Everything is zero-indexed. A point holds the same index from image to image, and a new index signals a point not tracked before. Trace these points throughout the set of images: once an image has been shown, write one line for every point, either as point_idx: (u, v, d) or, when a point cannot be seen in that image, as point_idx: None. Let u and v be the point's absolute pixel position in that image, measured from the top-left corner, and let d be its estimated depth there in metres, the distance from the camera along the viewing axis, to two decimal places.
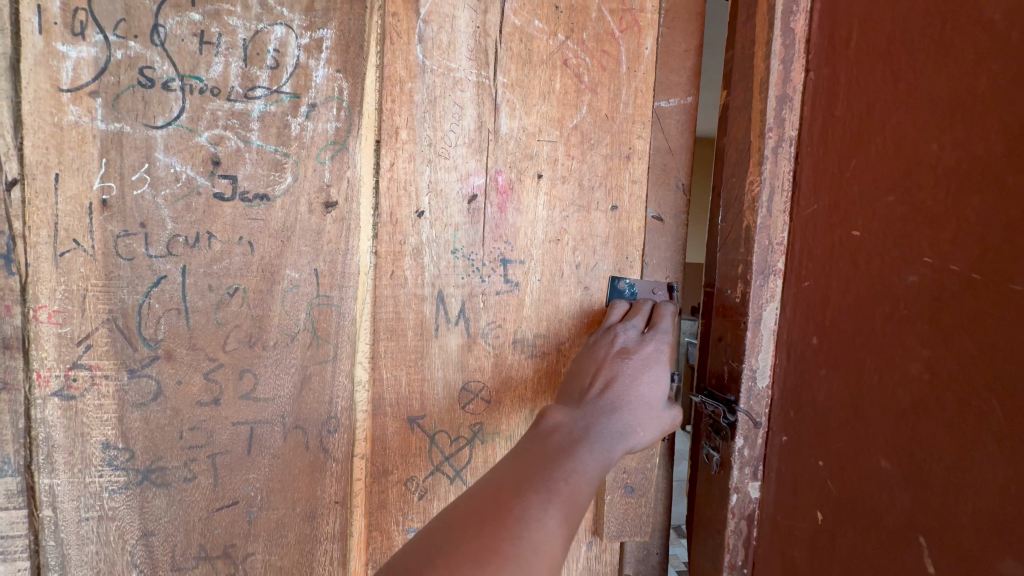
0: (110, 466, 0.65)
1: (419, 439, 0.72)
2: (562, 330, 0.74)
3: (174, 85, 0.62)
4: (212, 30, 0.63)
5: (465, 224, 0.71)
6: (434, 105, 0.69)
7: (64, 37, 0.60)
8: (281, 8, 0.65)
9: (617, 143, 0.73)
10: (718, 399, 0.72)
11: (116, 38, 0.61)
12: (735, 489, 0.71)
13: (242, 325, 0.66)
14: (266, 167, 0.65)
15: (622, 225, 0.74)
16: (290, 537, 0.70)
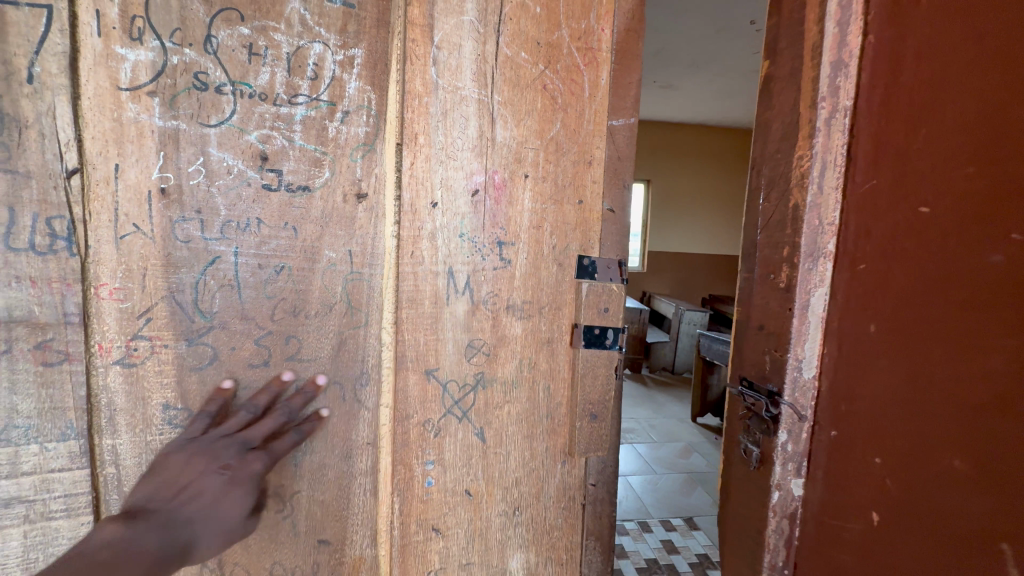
0: (170, 424, 0.75)
1: (434, 388, 0.81)
2: (543, 294, 0.84)
3: (226, 89, 0.71)
4: (259, 43, 0.71)
5: (470, 214, 0.80)
6: (445, 116, 0.78)
7: (123, 41, 0.68)
8: (318, 27, 0.73)
9: (583, 153, 0.84)
10: (760, 391, 0.76)
11: (172, 45, 0.69)
12: (776, 486, 0.75)
13: (287, 297, 0.75)
14: (308, 162, 0.74)
15: (584, 217, 0.85)
16: (330, 475, 0.80)
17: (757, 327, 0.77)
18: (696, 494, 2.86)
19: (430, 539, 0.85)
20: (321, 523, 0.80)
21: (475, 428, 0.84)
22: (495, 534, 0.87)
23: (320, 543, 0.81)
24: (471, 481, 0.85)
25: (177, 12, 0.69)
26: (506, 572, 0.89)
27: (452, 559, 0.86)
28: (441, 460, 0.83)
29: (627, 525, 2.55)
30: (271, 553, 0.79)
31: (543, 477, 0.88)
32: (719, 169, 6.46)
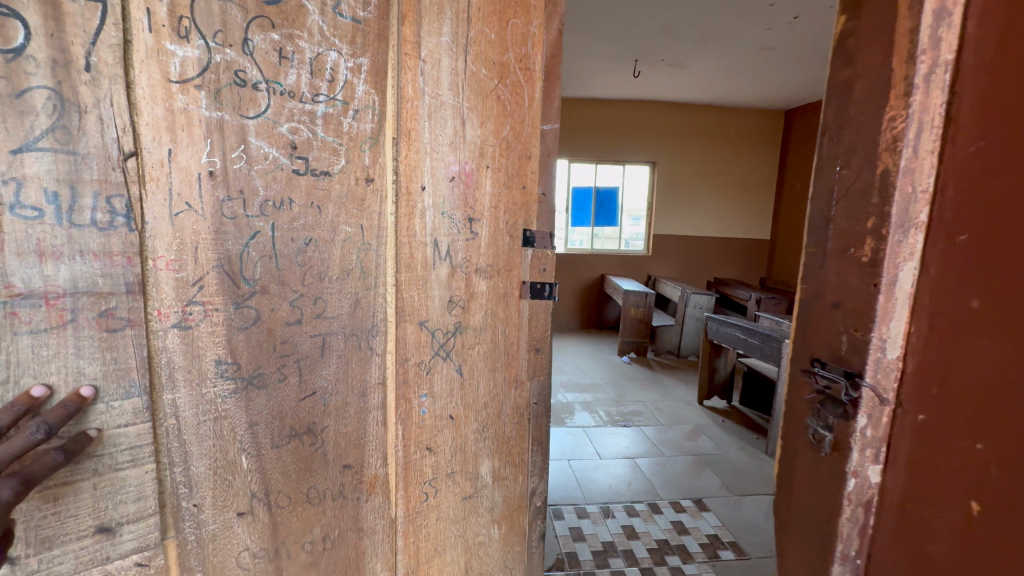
0: (222, 377, 0.79)
1: (424, 335, 0.99)
2: (500, 258, 1.07)
3: (261, 86, 0.77)
4: (287, 48, 0.78)
5: (448, 196, 0.98)
6: (432, 117, 0.94)
7: (172, 38, 0.70)
8: (333, 37, 0.82)
9: (522, 149, 1.08)
10: (833, 369, 0.79)
11: (215, 44, 0.73)
12: (853, 473, 0.78)
13: (313, 266, 0.85)
14: (327, 151, 0.83)
15: (526, 199, 1.10)
16: (351, 411, 0.93)
17: (832, 306, 0.80)
18: (703, 476, 3.10)
19: (425, 456, 1.03)
20: (344, 450, 0.93)
21: (455, 364, 1.05)
22: (472, 447, 1.10)
23: (345, 467, 0.94)
24: (455, 407, 1.06)
25: (218, 14, 0.72)
26: (479, 475, 1.12)
27: (443, 470, 1.07)
28: (432, 393, 1.02)
29: (638, 507, 2.74)
30: (307, 479, 0.89)
31: (502, 398, 1.13)
32: (720, 151, 6.88)
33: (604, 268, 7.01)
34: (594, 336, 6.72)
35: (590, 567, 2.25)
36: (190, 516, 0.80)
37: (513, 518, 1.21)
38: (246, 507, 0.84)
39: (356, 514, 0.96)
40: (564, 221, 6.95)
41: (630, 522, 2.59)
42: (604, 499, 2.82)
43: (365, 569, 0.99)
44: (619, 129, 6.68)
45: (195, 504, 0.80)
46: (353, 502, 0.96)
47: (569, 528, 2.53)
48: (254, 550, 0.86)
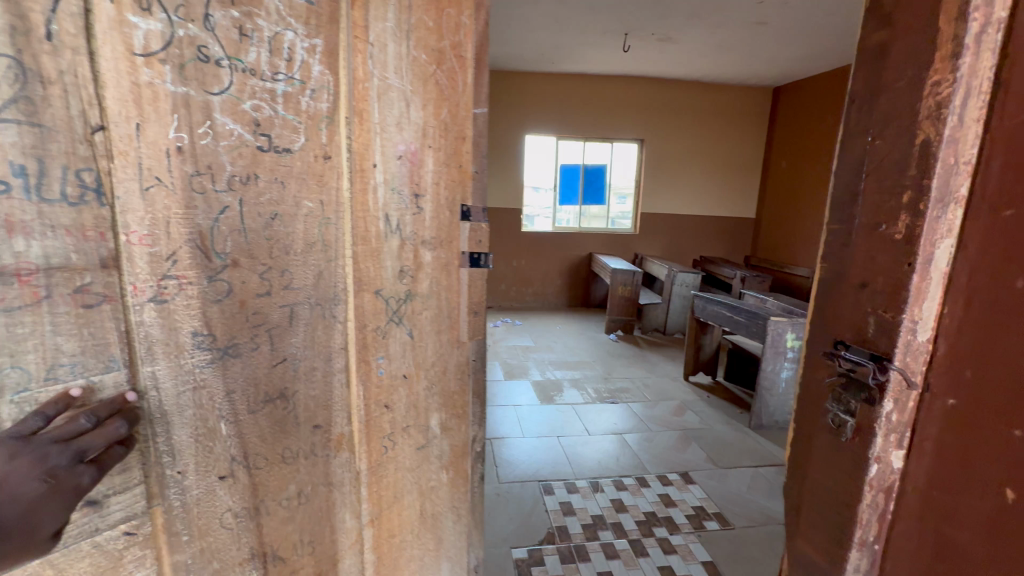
0: (199, 348, 0.74)
1: (377, 303, 0.98)
2: (438, 230, 1.04)
3: (224, 63, 0.72)
4: (247, 26, 0.73)
5: (394, 174, 0.96)
6: (380, 99, 0.92)
7: (134, 9, 0.63)
8: (289, 17, 0.78)
9: (453, 130, 1.03)
10: (858, 351, 0.89)
11: (178, 18, 0.67)
12: (875, 459, 0.88)
13: (276, 238, 0.80)
14: (287, 129, 0.80)
15: (459, 178, 1.05)
16: (317, 380, 0.90)
17: (859, 285, 0.89)
18: (690, 450, 3.42)
19: (383, 413, 1.03)
20: (314, 411, 0.90)
21: (406, 329, 1.04)
22: (423, 402, 1.09)
23: (315, 427, 0.91)
24: (408, 366, 1.06)
25: None
26: (428, 427, 1.12)
27: (399, 425, 1.06)
28: (388, 354, 1.02)
29: (627, 481, 3.00)
30: (282, 440, 0.86)
31: (445, 357, 1.11)
32: (703, 129, 6.93)
33: (590, 247, 7.14)
34: (581, 315, 6.94)
35: (581, 539, 2.45)
36: (176, 484, 0.74)
37: (458, 462, 1.20)
38: (227, 471, 0.79)
39: (325, 471, 0.94)
40: (552, 199, 7.03)
41: (619, 496, 2.83)
42: (593, 474, 3.07)
43: (336, 521, 0.98)
44: (601, 105, 6.69)
45: (180, 471, 0.74)
46: (322, 460, 0.93)
47: (559, 503, 2.75)
48: (236, 510, 0.81)
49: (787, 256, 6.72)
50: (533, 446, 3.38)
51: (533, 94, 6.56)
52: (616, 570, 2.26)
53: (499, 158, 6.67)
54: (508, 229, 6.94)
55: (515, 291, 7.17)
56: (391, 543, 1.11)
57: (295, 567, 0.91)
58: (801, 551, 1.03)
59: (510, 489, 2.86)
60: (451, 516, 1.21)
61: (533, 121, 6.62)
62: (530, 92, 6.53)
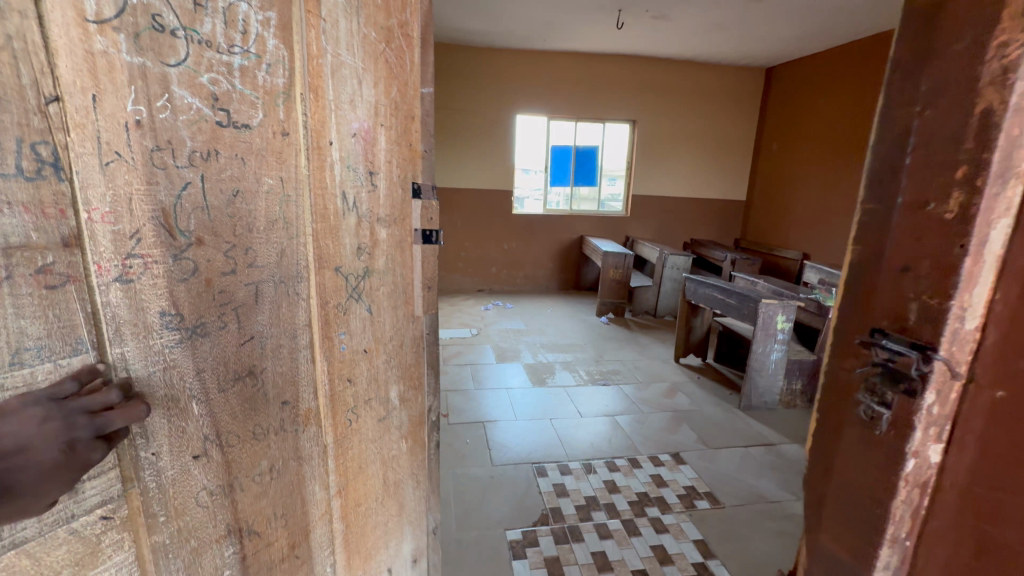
0: (167, 329, 0.67)
1: (334, 280, 0.88)
2: (392, 207, 0.97)
3: (180, 33, 0.62)
4: None
5: (350, 150, 0.86)
6: (334, 76, 0.82)
7: None
8: None
9: (402, 111, 0.96)
10: (897, 340, 0.79)
11: None
12: (913, 454, 0.80)
13: (237, 215, 0.71)
14: (246, 104, 0.70)
15: (410, 157, 1.00)
16: (284, 361, 0.82)
17: (901, 269, 0.79)
18: (681, 430, 3.50)
19: (347, 387, 0.95)
20: (282, 389, 0.83)
21: (364, 305, 0.95)
22: (382, 374, 1.03)
23: (284, 404, 0.84)
24: (368, 341, 0.98)
25: None
26: (388, 400, 1.06)
27: (362, 398, 0.99)
28: (350, 331, 0.93)
29: (620, 462, 3.07)
30: (252, 418, 0.79)
31: (401, 331, 1.06)
32: (694, 109, 6.89)
33: (581, 229, 7.15)
34: (573, 298, 6.98)
35: (574, 520, 2.51)
36: (149, 465, 0.68)
37: (416, 432, 1.16)
38: (200, 450, 0.73)
39: (294, 445, 0.87)
40: (542, 180, 6.99)
41: (612, 477, 2.90)
42: (585, 455, 3.13)
43: (305, 495, 0.91)
44: (592, 87, 6.62)
45: (154, 452, 0.68)
46: (292, 435, 0.86)
47: (552, 485, 2.80)
48: (211, 489, 0.75)
49: (778, 239, 6.74)
50: (527, 430, 3.41)
51: (523, 74, 6.45)
52: (609, 550, 2.33)
53: (490, 138, 6.60)
54: (499, 211, 6.92)
55: (507, 274, 7.17)
56: (358, 511, 1.04)
57: (269, 540, 0.85)
58: (823, 546, 0.96)
59: (504, 472, 2.91)
60: (411, 482, 1.18)
61: (523, 100, 6.53)
62: (521, 71, 6.43)
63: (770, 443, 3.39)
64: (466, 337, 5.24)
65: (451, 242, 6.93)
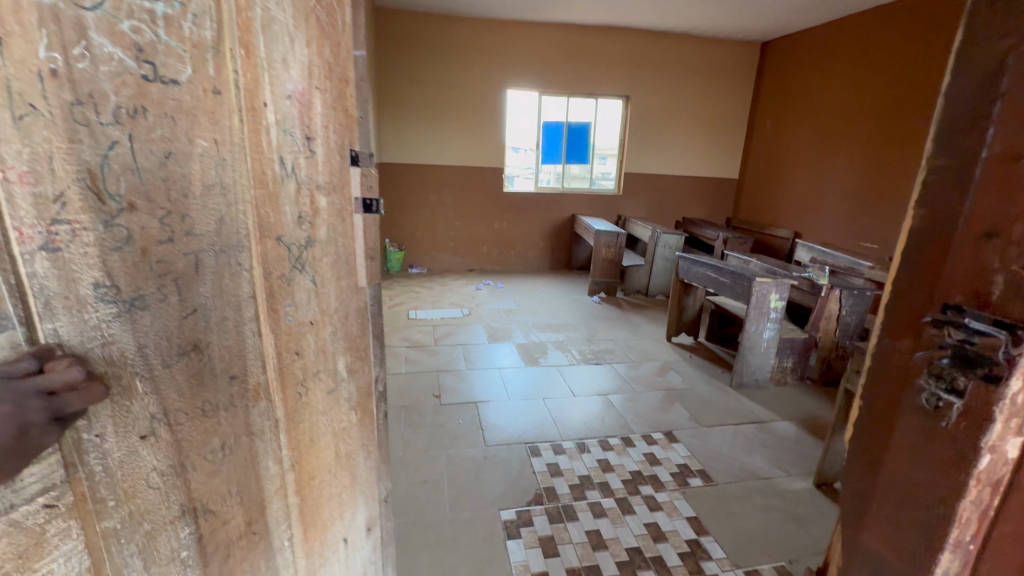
0: (103, 302, 0.61)
1: (277, 249, 0.81)
2: (332, 176, 0.89)
3: None
4: None
5: (287, 114, 0.78)
6: (264, 32, 0.73)
7: None
8: None
9: (336, 73, 0.87)
10: (978, 317, 0.69)
11: None
12: (990, 449, 0.70)
13: (170, 178, 0.65)
14: (173, 57, 0.63)
15: (346, 123, 0.92)
16: (228, 337, 0.76)
17: (985, 234, 0.69)
18: (674, 409, 3.53)
19: (294, 360, 0.89)
20: (230, 362, 0.77)
21: (309, 276, 0.88)
22: (330, 346, 0.97)
23: (231, 378, 0.78)
24: (314, 312, 0.91)
25: None
26: (336, 372, 1.00)
27: (311, 370, 0.93)
28: (296, 302, 0.87)
29: (613, 441, 3.08)
30: (200, 393, 0.74)
31: (347, 305, 1.00)
32: (687, 85, 6.75)
33: (572, 208, 7.08)
34: (564, 277, 6.96)
35: (569, 499, 2.54)
36: (94, 449, 0.63)
37: (365, 403, 1.11)
38: (148, 429, 0.68)
39: (245, 421, 0.81)
40: (534, 158, 6.88)
41: (605, 456, 2.92)
42: (579, 434, 3.15)
43: (259, 471, 0.86)
44: (585, 61, 6.45)
45: (97, 435, 0.63)
46: (242, 411, 0.81)
47: (546, 465, 2.81)
48: (161, 469, 0.71)
49: (770, 218, 6.71)
50: (520, 411, 3.41)
51: (513, 47, 6.27)
52: (603, 528, 2.35)
53: (480, 114, 6.46)
54: (490, 190, 6.82)
55: (498, 254, 7.12)
56: (313, 484, 0.99)
57: (225, 519, 0.81)
58: (870, 546, 0.88)
59: (498, 452, 2.92)
60: (363, 453, 1.13)
61: (514, 75, 6.37)
62: (510, 43, 6.25)
63: (761, 420, 3.43)
64: (458, 317, 5.21)
65: (442, 221, 6.85)
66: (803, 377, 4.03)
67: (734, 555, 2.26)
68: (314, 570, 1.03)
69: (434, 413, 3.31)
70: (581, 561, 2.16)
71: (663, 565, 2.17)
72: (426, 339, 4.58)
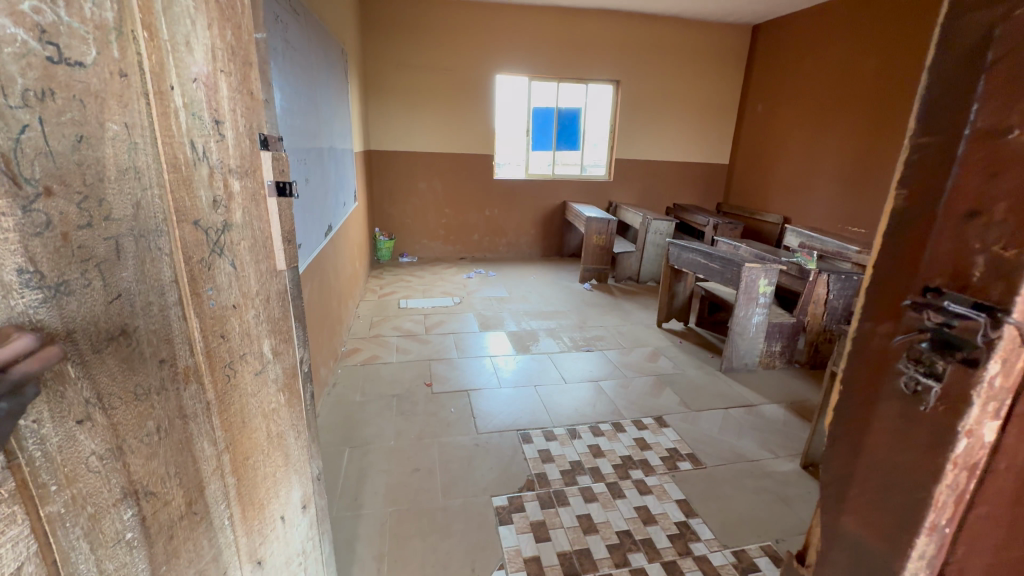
0: (29, 289, 0.58)
1: (196, 233, 0.83)
2: (245, 157, 0.94)
3: None
4: None
5: (198, 99, 0.80)
6: (167, 14, 0.73)
7: None
8: None
9: (238, 57, 0.91)
10: (958, 300, 0.56)
11: None
12: (966, 433, 0.58)
13: (85, 163, 0.63)
14: (77, 39, 0.61)
15: (252, 105, 0.96)
16: (154, 320, 0.75)
17: (966, 215, 0.55)
18: (664, 395, 3.54)
19: (222, 343, 0.91)
20: (158, 346, 0.76)
21: (228, 260, 0.91)
22: (255, 330, 1.01)
23: (161, 362, 0.77)
24: (236, 296, 0.94)
25: None
26: (262, 354, 1.04)
27: (237, 353, 0.96)
28: (218, 287, 0.89)
29: (604, 428, 3.10)
30: (132, 378, 0.72)
31: (268, 288, 1.05)
32: (677, 68, 6.67)
33: (564, 194, 7.05)
34: (554, 264, 6.96)
35: (560, 485, 2.55)
36: (32, 435, 0.59)
37: (292, 385, 1.17)
38: (84, 414, 0.65)
39: (177, 404, 0.81)
40: (525, 145, 6.81)
41: (596, 442, 2.94)
42: (570, 421, 3.16)
43: (195, 452, 0.86)
44: (576, 45, 6.35)
45: (35, 420, 0.59)
46: (174, 394, 0.80)
47: (539, 451, 2.83)
48: (101, 454, 0.68)
49: (759, 203, 6.70)
50: (512, 398, 3.42)
51: (500, 29, 6.16)
52: (594, 512, 2.38)
53: (468, 100, 6.39)
54: (481, 178, 6.78)
55: (489, 241, 7.10)
56: (248, 465, 1.01)
57: (166, 500, 0.80)
58: (849, 531, 0.72)
59: (489, 439, 2.93)
60: (293, 432, 1.19)
61: (503, 60, 6.28)
62: (496, 26, 6.14)
63: (750, 404, 3.46)
64: (449, 305, 5.20)
65: (433, 210, 6.80)
66: (791, 361, 4.04)
67: (722, 536, 2.29)
68: (255, 544, 1.05)
69: (427, 401, 3.32)
70: (572, 545, 2.18)
71: (654, 547, 2.20)
72: (417, 328, 4.57)
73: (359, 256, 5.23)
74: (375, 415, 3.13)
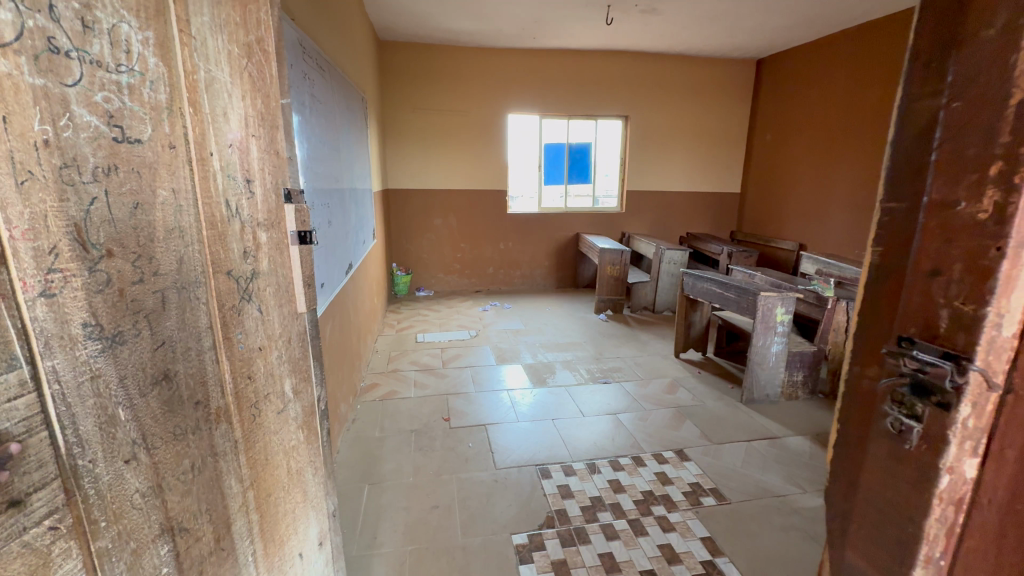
0: (92, 340, 0.65)
1: (230, 283, 0.90)
2: (271, 211, 1.03)
3: (73, 55, 0.61)
4: (87, 16, 0.63)
5: (233, 164, 0.90)
6: (210, 91, 0.83)
7: None
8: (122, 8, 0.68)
9: (266, 122, 1.01)
10: (927, 349, 0.66)
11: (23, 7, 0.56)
12: (947, 469, 0.66)
13: (137, 226, 0.70)
14: (136, 120, 0.70)
15: (278, 163, 1.05)
16: (191, 365, 0.81)
17: (931, 272, 0.65)
18: (683, 427, 3.48)
19: (248, 383, 0.97)
20: (194, 389, 0.82)
21: (256, 306, 0.98)
22: (277, 370, 1.07)
23: (196, 404, 0.83)
24: (262, 339, 1.00)
25: None
26: (283, 392, 1.10)
27: (262, 393, 1.01)
28: (247, 332, 0.96)
29: (623, 462, 3.05)
30: (172, 418, 0.78)
31: (289, 330, 1.12)
32: (684, 102, 6.83)
33: (577, 226, 7.16)
34: (569, 295, 6.99)
35: (580, 522, 2.51)
36: (87, 474, 0.65)
37: (310, 422, 1.22)
38: (130, 454, 0.71)
39: (210, 443, 0.86)
40: (536, 179, 6.99)
41: (616, 476, 2.89)
42: (588, 455, 3.12)
43: (223, 489, 0.90)
44: (583, 82, 6.58)
45: (90, 460, 0.65)
46: (207, 434, 0.85)
47: (556, 486, 2.79)
48: (144, 491, 0.73)
49: (773, 230, 6.68)
50: (529, 433, 3.39)
51: (508, 72, 6.43)
52: (616, 550, 2.32)
53: (481, 139, 6.63)
54: (496, 212, 6.94)
55: (505, 275, 7.20)
56: (270, 500, 1.05)
57: (197, 536, 0.84)
58: (854, 567, 0.79)
59: (507, 475, 2.91)
60: (311, 468, 1.23)
61: (513, 100, 6.53)
62: (504, 69, 6.41)
63: (774, 436, 3.37)
64: (465, 339, 5.23)
65: (448, 245, 6.96)
66: (815, 391, 3.95)
67: None
68: None
69: (444, 436, 3.32)
70: None
71: None
72: (434, 363, 4.60)
73: (377, 292, 5.34)
74: (393, 452, 3.13)
